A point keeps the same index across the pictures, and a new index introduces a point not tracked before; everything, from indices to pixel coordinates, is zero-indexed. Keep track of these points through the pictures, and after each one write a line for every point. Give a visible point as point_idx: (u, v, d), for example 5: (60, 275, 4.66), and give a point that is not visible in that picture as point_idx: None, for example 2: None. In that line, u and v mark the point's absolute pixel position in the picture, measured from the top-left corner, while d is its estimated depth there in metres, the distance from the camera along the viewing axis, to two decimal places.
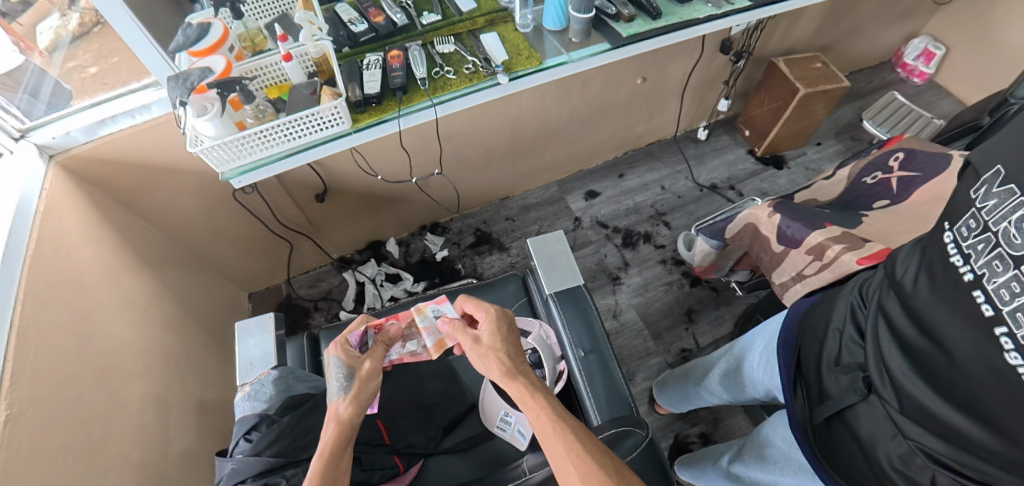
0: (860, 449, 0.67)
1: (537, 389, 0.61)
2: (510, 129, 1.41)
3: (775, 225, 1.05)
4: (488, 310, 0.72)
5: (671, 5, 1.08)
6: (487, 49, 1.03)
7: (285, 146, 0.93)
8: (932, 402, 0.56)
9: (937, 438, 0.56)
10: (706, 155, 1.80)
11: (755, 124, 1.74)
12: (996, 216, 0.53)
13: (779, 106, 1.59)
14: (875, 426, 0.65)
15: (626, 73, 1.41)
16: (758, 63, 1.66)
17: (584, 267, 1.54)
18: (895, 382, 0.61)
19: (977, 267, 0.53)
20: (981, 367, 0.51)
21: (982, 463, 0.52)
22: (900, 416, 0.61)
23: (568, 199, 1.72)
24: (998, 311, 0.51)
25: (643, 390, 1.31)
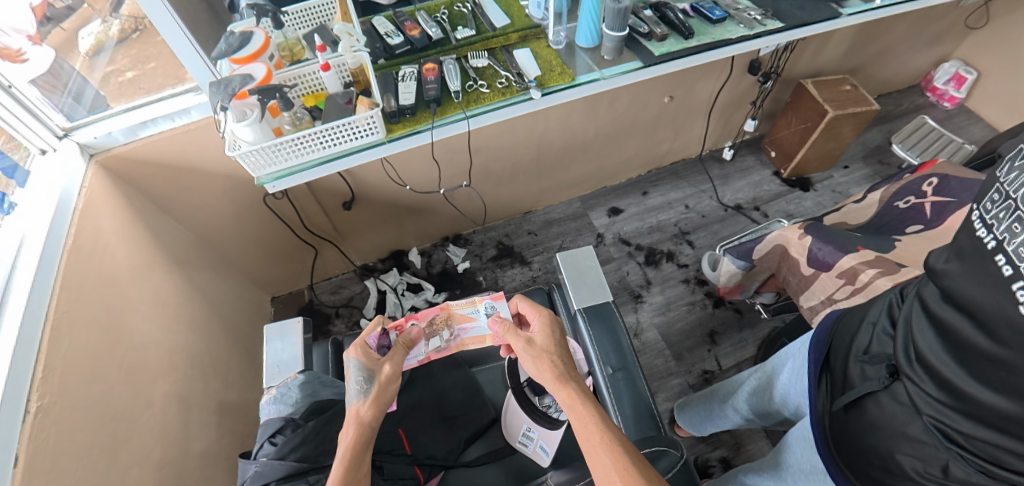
0: (875, 433, 0.66)
1: (585, 396, 0.62)
2: (534, 143, 1.41)
3: (806, 247, 1.03)
4: (542, 312, 0.73)
5: (703, 25, 1.09)
6: (520, 64, 1.04)
7: (320, 153, 0.95)
8: (957, 377, 0.55)
9: (960, 416, 0.55)
10: (731, 175, 1.79)
11: (781, 145, 1.72)
12: (1015, 185, 0.54)
13: (807, 128, 1.57)
14: (895, 410, 0.64)
15: (653, 92, 1.42)
16: (785, 85, 1.65)
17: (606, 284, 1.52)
18: (923, 362, 0.60)
19: (999, 233, 0.53)
20: (1002, 326, 0.50)
21: (1003, 438, 0.51)
22: (924, 397, 0.59)
23: (591, 216, 1.71)
24: (1016, 268, 0.50)
25: (664, 411, 1.29)
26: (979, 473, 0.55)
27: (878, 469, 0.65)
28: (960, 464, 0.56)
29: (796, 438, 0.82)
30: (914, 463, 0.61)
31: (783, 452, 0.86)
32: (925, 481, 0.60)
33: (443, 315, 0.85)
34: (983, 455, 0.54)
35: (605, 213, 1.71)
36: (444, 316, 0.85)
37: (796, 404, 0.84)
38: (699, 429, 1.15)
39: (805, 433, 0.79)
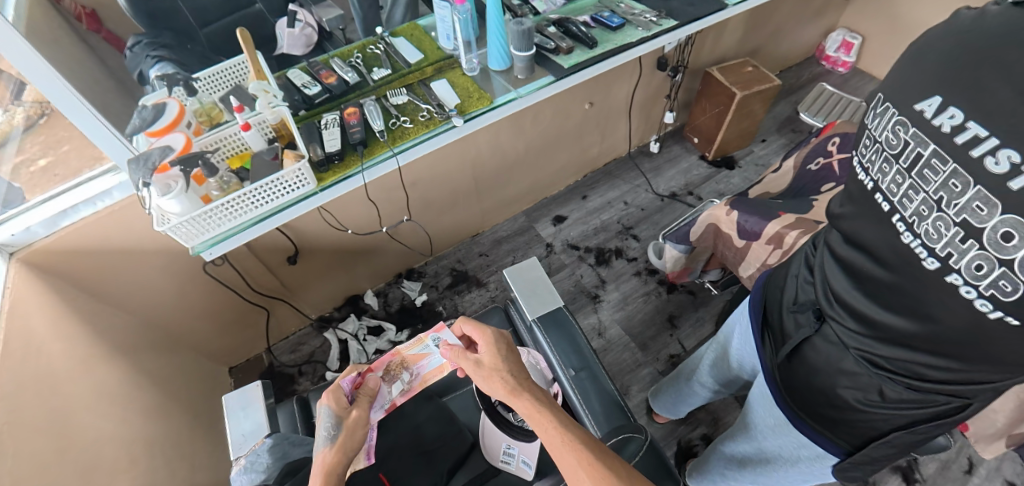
0: (818, 375, 0.71)
1: (542, 402, 0.62)
2: (469, 167, 1.44)
3: (734, 222, 1.09)
4: (486, 332, 0.73)
5: (606, 32, 1.15)
6: (439, 96, 1.08)
7: (254, 212, 0.94)
8: (867, 309, 0.61)
9: (878, 343, 0.61)
10: (661, 166, 1.88)
11: (701, 131, 1.83)
12: (880, 129, 0.59)
13: (721, 111, 1.68)
14: (828, 350, 0.69)
15: (573, 100, 1.48)
16: (694, 75, 1.77)
17: (563, 291, 1.55)
18: (841, 301, 0.65)
19: (874, 175, 0.60)
20: (893, 257, 0.56)
21: (916, 355, 0.57)
22: (848, 333, 0.65)
23: (537, 228, 1.75)
24: (892, 203, 0.57)
25: (640, 402, 1.32)
26: (908, 389, 0.61)
27: (827, 406, 0.71)
28: (891, 385, 0.62)
29: (756, 397, 0.86)
30: (855, 393, 0.66)
31: (748, 415, 0.90)
32: (865, 406, 0.66)
33: (397, 360, 0.90)
34: (906, 373, 0.60)
35: (550, 223, 1.75)
36: (398, 361, 0.90)
37: (752, 366, 0.89)
38: (675, 412, 1.19)
39: (763, 391, 0.84)
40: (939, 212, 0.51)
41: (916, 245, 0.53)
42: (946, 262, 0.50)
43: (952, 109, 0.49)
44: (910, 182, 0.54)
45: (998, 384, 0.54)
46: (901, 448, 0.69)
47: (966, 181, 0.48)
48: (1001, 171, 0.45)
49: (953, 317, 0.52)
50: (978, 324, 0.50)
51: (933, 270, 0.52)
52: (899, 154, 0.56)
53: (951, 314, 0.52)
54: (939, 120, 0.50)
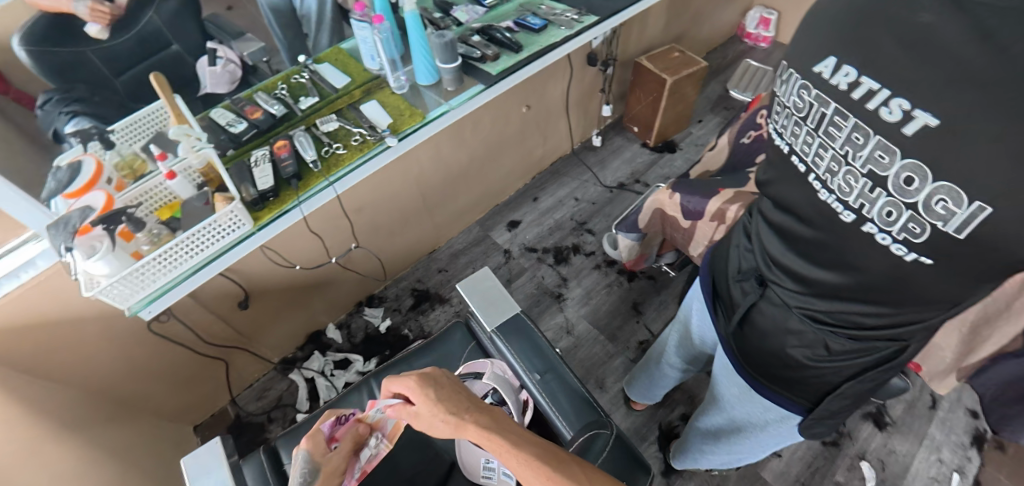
0: (767, 338, 0.73)
1: (492, 426, 0.57)
2: (413, 184, 1.42)
3: (678, 204, 1.11)
4: (411, 380, 0.65)
5: (530, 35, 1.16)
6: (371, 118, 1.06)
7: (191, 261, 0.89)
8: (800, 267, 0.63)
9: (815, 298, 0.64)
10: (606, 158, 1.90)
11: (639, 119, 1.88)
12: (787, 93, 0.61)
13: (654, 99, 1.73)
14: (773, 313, 0.71)
15: (508, 103, 1.48)
16: (624, 67, 1.81)
17: (526, 295, 1.55)
18: (777, 264, 0.67)
19: (788, 138, 0.62)
20: (815, 215, 0.59)
21: (850, 306, 0.60)
22: (788, 293, 0.67)
23: (493, 235, 1.73)
24: (807, 163, 0.59)
25: (616, 392, 1.33)
26: (849, 340, 0.63)
27: (782, 368, 0.73)
28: (834, 338, 0.64)
29: (719, 369, 0.88)
30: (804, 351, 0.69)
31: (715, 389, 0.92)
32: (815, 362, 0.68)
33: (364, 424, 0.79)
34: (845, 324, 0.62)
35: (505, 229, 1.73)
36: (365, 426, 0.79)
37: (712, 339, 0.92)
38: (648, 397, 1.20)
39: (723, 363, 0.86)
40: (848, 166, 0.53)
41: (831, 200, 0.56)
42: (861, 212, 0.53)
43: (846, 66, 0.51)
44: (820, 141, 0.56)
45: (925, 321, 0.57)
46: (854, 398, 0.72)
47: (867, 133, 0.51)
48: (894, 118, 0.47)
49: (874, 264, 0.54)
50: (897, 267, 0.52)
51: (850, 222, 0.54)
52: (806, 115, 0.58)
53: (871, 262, 0.54)
54: (838, 77, 0.52)
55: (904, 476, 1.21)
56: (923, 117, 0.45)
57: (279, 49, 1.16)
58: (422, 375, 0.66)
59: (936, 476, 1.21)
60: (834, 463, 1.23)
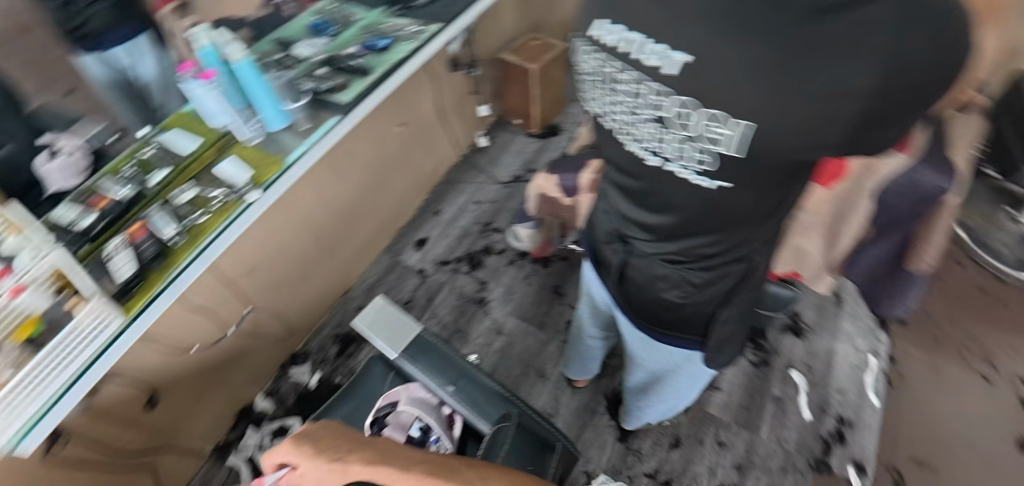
0: (643, 288, 0.77)
1: (377, 458, 0.58)
2: (308, 230, 1.32)
3: (555, 184, 1.09)
4: (287, 444, 0.63)
5: (376, 55, 1.16)
6: (228, 177, 1.02)
7: (57, 380, 0.77)
8: (642, 217, 0.67)
9: (665, 242, 0.67)
10: (495, 156, 1.85)
11: (518, 111, 1.86)
12: (582, 60, 0.63)
13: (526, 89, 1.77)
14: (642, 264, 0.74)
15: (381, 124, 1.40)
16: (489, 64, 1.76)
17: (449, 308, 1.47)
18: (628, 218, 0.70)
19: (594, 101, 0.65)
20: (635, 167, 0.62)
21: (688, 241, 0.65)
22: (645, 243, 0.70)
23: (403, 259, 1.60)
24: (611, 123, 0.63)
25: (557, 375, 1.34)
26: (701, 271, 0.69)
27: (665, 311, 0.77)
28: (691, 273, 0.69)
29: (627, 329, 0.90)
30: (675, 292, 0.73)
31: (628, 347, 0.96)
32: (686, 298, 0.73)
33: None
34: (694, 258, 0.67)
35: (412, 250, 1.62)
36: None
37: (609, 304, 0.95)
38: (582, 373, 1.24)
39: (623, 321, 0.89)
40: (644, 115, 0.55)
41: (639, 150, 0.59)
42: (660, 155, 0.57)
43: (613, 23, 0.55)
44: (612, 98, 0.60)
45: (755, 236, 0.63)
46: (737, 319, 0.77)
47: (641, 81, 0.53)
48: (655, 63, 0.50)
49: (689, 201, 0.58)
50: (707, 198, 0.57)
51: (658, 165, 0.58)
52: (598, 77, 0.61)
53: (686, 200, 0.59)
54: (611, 34, 0.55)
55: (831, 371, 1.34)
56: (677, 56, 0.47)
57: (128, 125, 1.05)
58: (296, 434, 0.65)
59: (857, 362, 1.35)
60: (770, 380, 1.33)
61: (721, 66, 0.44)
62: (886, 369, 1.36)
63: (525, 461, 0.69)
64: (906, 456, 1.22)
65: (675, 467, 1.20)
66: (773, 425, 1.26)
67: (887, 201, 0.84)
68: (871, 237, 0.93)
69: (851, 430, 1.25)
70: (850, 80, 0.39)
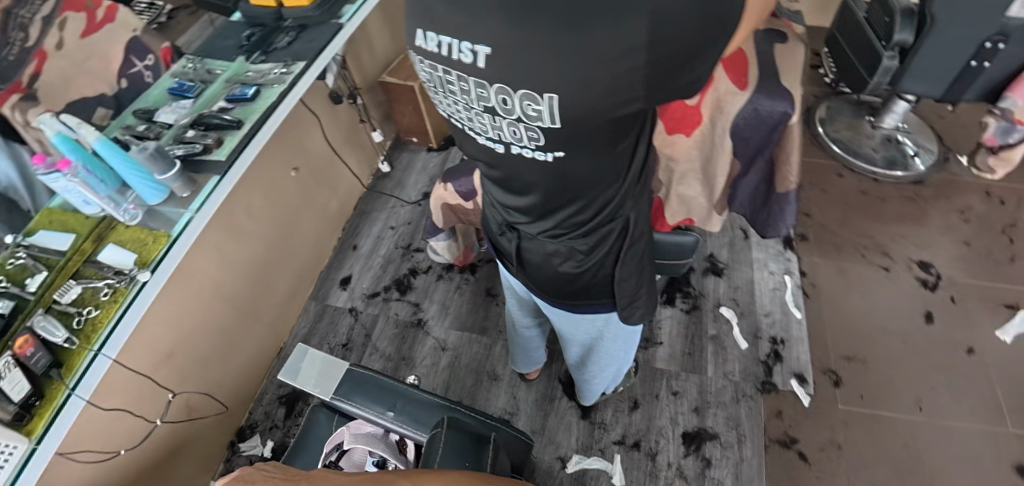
0: (544, 268, 0.80)
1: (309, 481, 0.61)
2: (222, 300, 1.27)
3: (452, 191, 1.10)
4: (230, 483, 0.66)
5: (247, 105, 1.14)
6: (113, 264, 0.95)
7: None
8: (517, 202, 0.70)
9: (544, 219, 0.71)
10: (401, 178, 1.85)
11: (413, 129, 1.86)
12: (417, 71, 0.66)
13: (414, 106, 1.75)
14: (535, 245, 0.77)
15: (272, 171, 1.36)
16: (371, 89, 1.75)
17: (388, 338, 1.45)
18: (508, 206, 0.74)
19: (440, 106, 0.68)
20: (493, 157, 0.66)
21: (562, 213, 0.68)
22: (529, 224, 0.74)
23: (331, 302, 1.56)
24: (459, 122, 0.66)
25: (508, 374, 1.36)
26: (586, 238, 0.72)
27: (570, 284, 0.80)
28: (577, 241, 0.72)
29: (549, 309, 0.93)
30: (571, 263, 0.76)
31: (556, 327, 0.99)
32: (582, 267, 0.76)
33: None
34: (574, 227, 0.70)
35: (339, 290, 1.58)
36: None
37: (525, 294, 0.99)
38: (527, 365, 1.26)
39: (542, 302, 0.93)
40: (477, 108, 0.58)
41: (488, 141, 0.63)
42: (503, 142, 0.61)
43: (429, 32, 0.56)
44: (450, 100, 0.63)
45: (617, 193, 0.66)
46: (637, 274, 0.81)
47: (463, 78, 0.56)
48: (469, 58, 0.52)
49: (545, 176, 0.62)
50: (558, 170, 0.60)
51: (504, 151, 0.63)
52: (433, 84, 0.64)
53: (542, 175, 0.62)
54: (429, 42, 0.56)
55: (755, 299, 1.46)
56: (481, 49, 0.50)
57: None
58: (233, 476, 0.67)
59: (775, 285, 1.49)
60: (704, 321, 1.43)
61: (518, 53, 0.47)
62: (801, 284, 1.50)
63: (463, 455, 0.70)
64: (836, 356, 1.37)
65: (639, 428, 1.26)
66: (717, 362, 1.35)
67: (742, 137, 0.89)
68: (740, 171, 0.97)
69: (784, 347, 1.37)
70: (630, 43, 0.43)
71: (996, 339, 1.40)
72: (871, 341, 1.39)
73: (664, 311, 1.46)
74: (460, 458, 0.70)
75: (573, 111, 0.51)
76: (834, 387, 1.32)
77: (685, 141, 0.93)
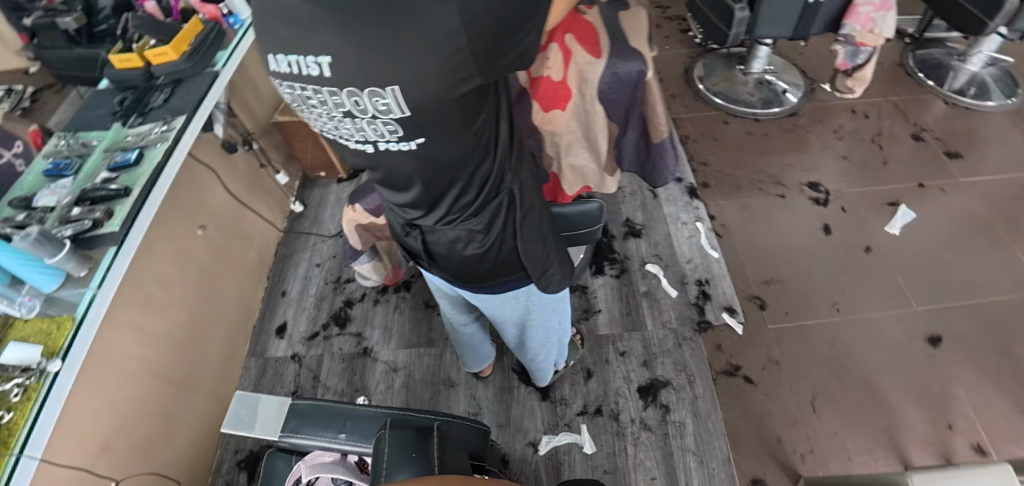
0: (453, 255, 0.83)
1: None
2: (155, 377, 1.21)
3: (362, 210, 1.11)
4: None
5: (133, 169, 1.10)
6: (15, 358, 0.84)
7: None
8: (407, 196, 0.73)
9: (436, 207, 0.74)
10: (318, 214, 1.84)
11: (319, 164, 1.88)
12: None
13: (314, 141, 1.77)
14: (438, 235, 0.81)
15: (178, 234, 1.32)
16: (267, 133, 1.74)
17: (336, 375, 1.42)
18: (402, 204, 0.76)
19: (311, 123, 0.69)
20: (370, 159, 0.68)
21: (450, 195, 0.71)
22: (426, 216, 0.77)
23: (272, 353, 1.51)
24: (330, 134, 0.68)
25: (463, 376, 1.38)
26: (479, 217, 0.76)
27: (481, 265, 0.84)
28: (473, 221, 0.76)
29: (475, 297, 0.97)
30: (475, 245, 0.80)
31: (488, 314, 1.03)
32: (486, 244, 0.80)
33: None
34: (465, 208, 0.74)
35: (276, 339, 1.54)
36: None
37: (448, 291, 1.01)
38: (477, 363, 1.27)
39: (464, 292, 0.97)
40: (338, 115, 0.60)
41: (359, 145, 0.66)
42: (371, 142, 0.63)
43: (278, 54, 0.56)
44: (314, 115, 0.65)
45: (493, 167, 0.70)
46: (541, 242, 0.86)
47: (315, 91, 0.57)
48: (314, 70, 0.53)
49: (420, 163, 0.64)
50: (429, 154, 0.63)
51: (375, 151, 0.65)
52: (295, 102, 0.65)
53: (416, 163, 0.65)
54: (279, 63, 0.57)
55: (675, 249, 1.57)
56: (321, 60, 0.51)
57: None
58: None
59: (690, 233, 1.60)
60: (634, 281, 1.51)
61: (353, 56, 0.49)
62: (713, 227, 1.62)
63: (409, 451, 0.71)
64: (757, 282, 1.49)
65: (598, 394, 1.31)
66: (654, 315, 1.44)
67: (610, 103, 0.98)
68: (620, 131, 1.06)
69: (710, 286, 1.48)
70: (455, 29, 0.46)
71: (886, 234, 1.58)
72: (785, 261, 1.53)
73: (596, 280, 1.53)
74: (405, 455, 0.70)
75: (420, 98, 0.53)
76: (761, 310, 1.43)
77: (563, 115, 0.96)
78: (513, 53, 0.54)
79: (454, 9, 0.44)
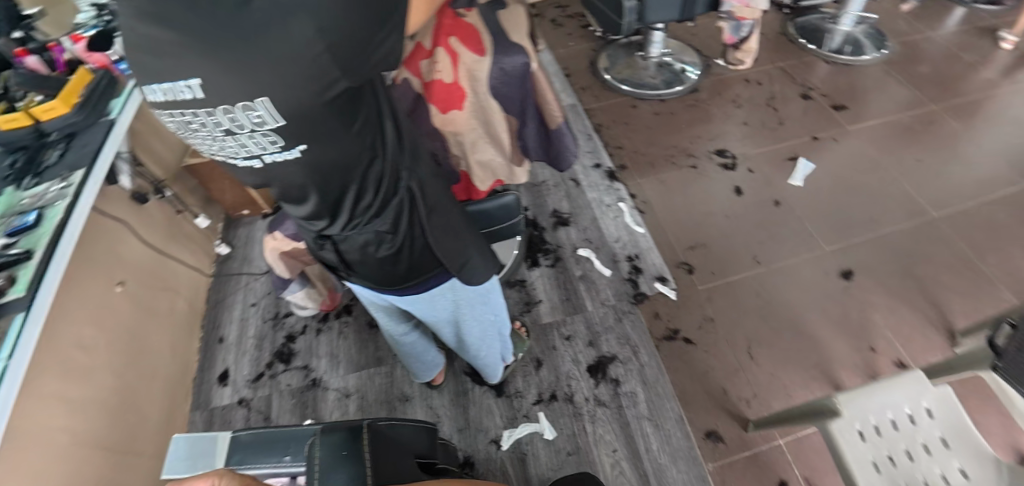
0: (368, 260, 0.86)
1: None
2: (89, 449, 1.14)
3: (282, 237, 1.10)
4: None
5: (33, 232, 1.02)
6: None
7: None
8: (307, 208, 0.74)
9: (338, 214, 0.75)
10: (247, 254, 1.80)
11: (240, 203, 1.85)
12: None
13: (231, 183, 1.75)
14: (349, 242, 0.82)
15: (94, 296, 1.25)
16: (180, 178, 1.69)
17: (286, 411, 1.40)
18: (306, 216, 0.77)
19: None
20: (258, 175, 0.67)
21: (347, 198, 0.72)
22: (332, 225, 0.78)
23: (216, 402, 1.46)
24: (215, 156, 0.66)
25: (415, 387, 1.40)
26: (382, 217, 0.78)
27: (398, 263, 0.87)
28: (378, 223, 0.78)
29: (404, 301, 0.99)
30: (385, 246, 0.82)
31: (422, 316, 1.06)
32: (397, 242, 0.82)
33: None
34: (368, 211, 0.76)
35: (219, 388, 1.49)
36: None
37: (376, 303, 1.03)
38: (429, 371, 1.29)
39: (389, 298, 0.99)
40: (217, 133, 0.57)
41: (242, 161, 0.64)
42: (255, 157, 0.61)
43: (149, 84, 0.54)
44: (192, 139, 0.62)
45: (384, 166, 0.72)
46: (454, 234, 0.89)
47: (186, 113, 0.55)
48: (188, 93, 0.51)
49: (307, 172, 0.64)
50: (313, 160, 0.62)
51: (263, 165, 0.63)
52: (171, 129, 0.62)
53: (302, 174, 0.65)
54: (152, 91, 0.54)
55: (603, 232, 1.64)
56: (191, 82, 0.49)
57: None
58: None
59: (614, 213, 1.69)
60: (568, 267, 1.57)
61: (217, 77, 0.48)
62: (635, 205, 1.71)
63: (343, 452, 0.70)
64: (682, 250, 1.58)
65: (550, 382, 1.36)
66: (592, 295, 1.50)
67: (505, 100, 1.04)
68: (519, 123, 1.11)
69: (639, 260, 1.56)
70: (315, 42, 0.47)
71: (791, 187, 1.72)
72: (708, 226, 1.63)
73: (533, 272, 1.58)
74: (337, 456, 0.70)
75: (292, 108, 0.53)
76: (688, 274, 1.53)
77: (461, 114, 1.00)
78: (382, 58, 0.56)
79: (309, 24, 0.45)
